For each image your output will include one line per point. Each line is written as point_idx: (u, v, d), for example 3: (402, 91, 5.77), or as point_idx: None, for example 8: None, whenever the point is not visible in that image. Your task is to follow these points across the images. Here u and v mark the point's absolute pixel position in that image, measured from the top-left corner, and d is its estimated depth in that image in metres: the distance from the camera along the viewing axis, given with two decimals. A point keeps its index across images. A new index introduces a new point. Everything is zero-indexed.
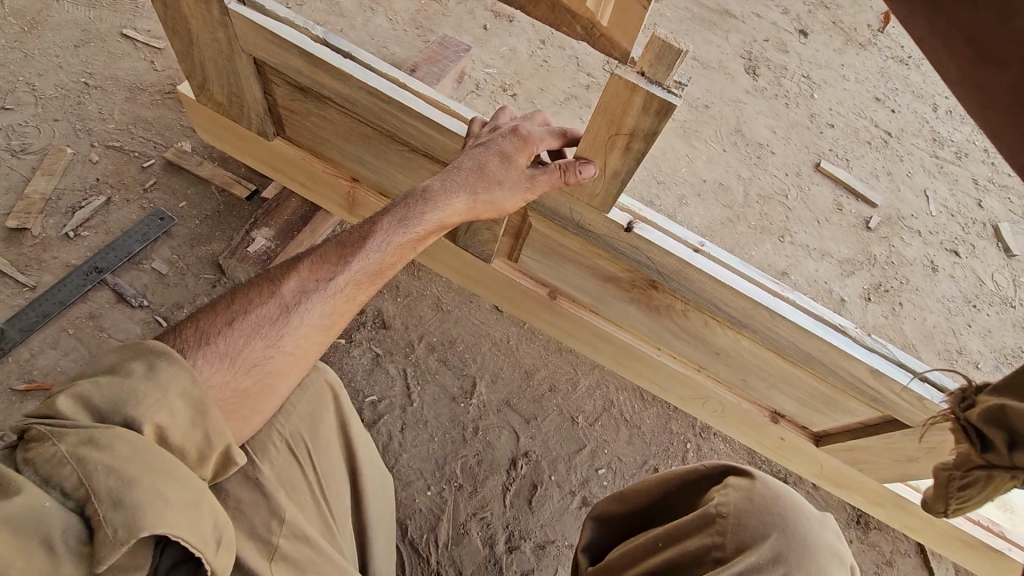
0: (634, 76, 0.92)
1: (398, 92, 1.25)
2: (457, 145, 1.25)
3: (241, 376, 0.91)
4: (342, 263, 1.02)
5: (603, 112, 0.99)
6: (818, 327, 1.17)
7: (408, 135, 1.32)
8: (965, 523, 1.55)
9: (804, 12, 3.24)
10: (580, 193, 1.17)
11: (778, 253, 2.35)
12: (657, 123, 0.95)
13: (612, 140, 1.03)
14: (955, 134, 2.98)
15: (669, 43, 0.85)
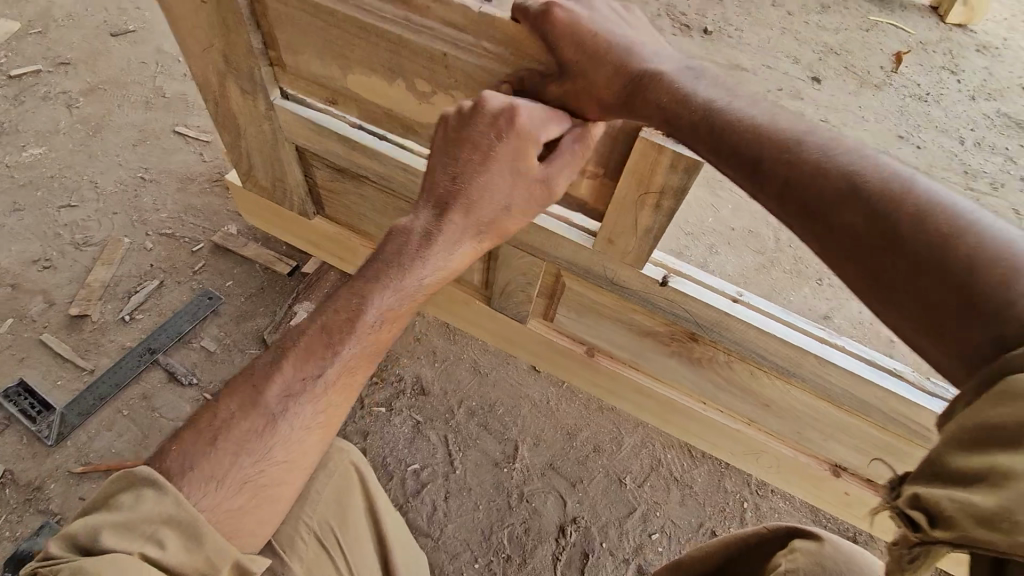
0: (659, 136, 0.94)
1: None
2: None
3: (237, 495, 0.87)
4: (331, 353, 0.95)
5: (631, 170, 1.01)
6: (873, 372, 1.13)
7: None
8: None
9: (814, 60, 3.33)
10: (613, 252, 1.19)
11: (818, 297, 2.30)
12: (687, 178, 0.97)
13: (642, 198, 1.05)
14: (986, 166, 2.93)
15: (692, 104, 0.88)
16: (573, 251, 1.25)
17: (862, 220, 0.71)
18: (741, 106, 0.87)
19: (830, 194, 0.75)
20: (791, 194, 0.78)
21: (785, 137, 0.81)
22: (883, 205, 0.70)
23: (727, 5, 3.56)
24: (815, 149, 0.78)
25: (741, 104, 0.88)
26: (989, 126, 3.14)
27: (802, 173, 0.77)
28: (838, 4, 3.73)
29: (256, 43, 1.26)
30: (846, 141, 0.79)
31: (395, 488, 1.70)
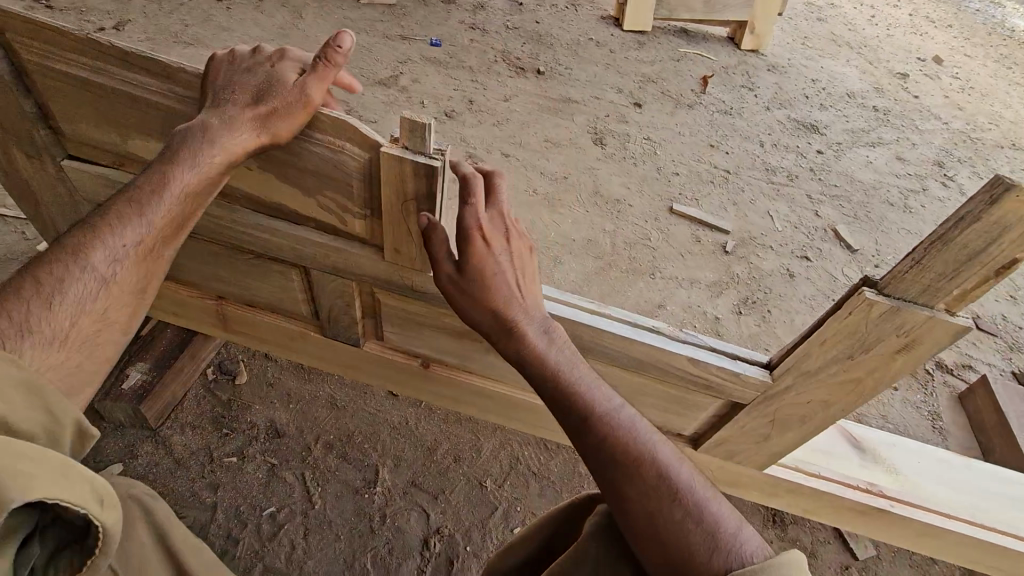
0: (398, 149, 1.14)
1: (226, 206, 1.41)
2: (288, 239, 1.41)
3: (67, 349, 1.00)
4: (140, 219, 1.09)
5: (388, 184, 1.20)
6: (632, 331, 1.32)
7: (248, 242, 1.46)
8: (847, 490, 1.65)
9: (635, 88, 3.78)
10: (401, 260, 1.36)
11: (651, 290, 2.56)
12: (430, 183, 1.15)
13: (405, 207, 1.23)
14: (783, 161, 3.43)
15: (414, 119, 1.10)
16: (371, 263, 1.39)
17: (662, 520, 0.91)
18: (570, 372, 1.09)
19: (632, 484, 0.95)
20: (604, 464, 0.99)
21: (604, 419, 1.02)
22: (675, 509, 0.92)
23: (557, 49, 3.99)
24: (627, 439, 0.99)
25: (571, 367, 1.10)
26: (782, 130, 3.69)
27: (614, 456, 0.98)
28: (652, 41, 4.29)
29: (31, 110, 1.32)
30: (646, 434, 1.01)
31: (250, 534, 1.66)
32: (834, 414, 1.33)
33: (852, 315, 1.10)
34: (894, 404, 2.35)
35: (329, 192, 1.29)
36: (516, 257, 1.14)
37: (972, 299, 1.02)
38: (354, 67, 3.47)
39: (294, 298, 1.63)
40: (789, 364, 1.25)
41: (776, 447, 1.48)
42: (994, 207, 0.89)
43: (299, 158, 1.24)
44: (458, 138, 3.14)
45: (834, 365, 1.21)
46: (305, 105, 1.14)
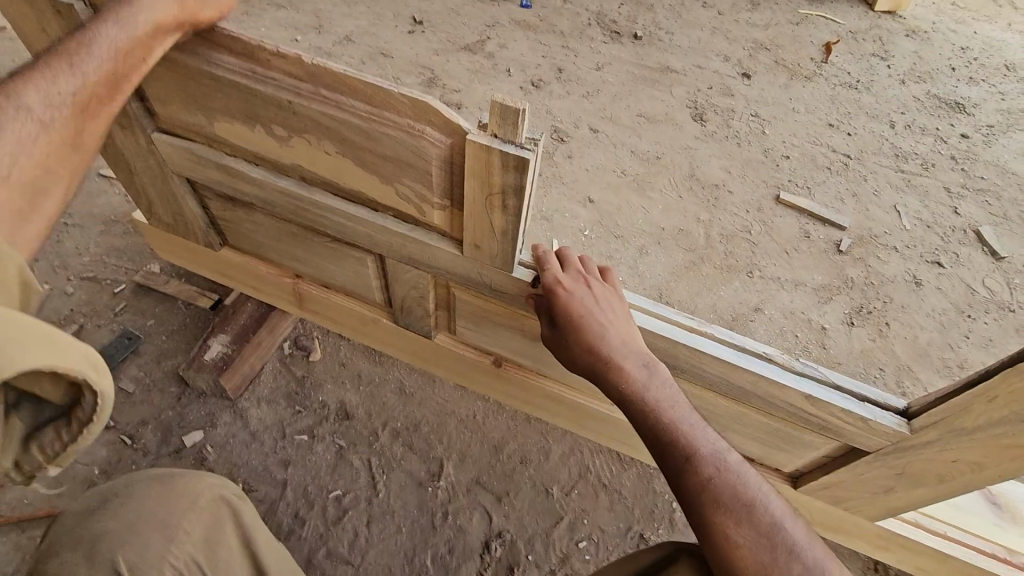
0: (487, 138, 1.00)
1: (303, 188, 1.34)
2: (364, 227, 1.33)
3: None
4: None
5: (472, 175, 1.07)
6: (739, 357, 1.13)
7: (324, 226, 1.40)
8: (977, 557, 1.40)
9: (745, 57, 3.38)
10: (480, 257, 1.24)
11: (748, 290, 2.30)
12: (520, 177, 1.03)
13: (489, 200, 1.10)
14: (918, 147, 2.95)
15: (506, 103, 0.95)
16: (448, 258, 1.29)
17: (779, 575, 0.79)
18: (669, 407, 0.95)
19: (743, 533, 0.82)
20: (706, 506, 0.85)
21: (709, 459, 0.89)
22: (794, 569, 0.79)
23: (658, 10, 3.63)
24: (737, 485, 0.86)
25: (670, 402, 0.96)
26: (920, 108, 3.18)
27: (724, 503, 0.84)
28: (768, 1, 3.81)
29: None
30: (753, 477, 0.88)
31: (316, 516, 1.68)
32: (987, 478, 1.09)
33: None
34: None
35: (408, 181, 1.18)
36: (607, 294, 1.08)
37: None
38: (440, 31, 3.33)
39: (367, 285, 1.57)
40: (937, 417, 1.02)
41: (898, 502, 1.25)
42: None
43: (376, 144, 1.13)
44: (545, 110, 2.94)
45: (1004, 427, 0.97)
46: (387, 88, 1.03)
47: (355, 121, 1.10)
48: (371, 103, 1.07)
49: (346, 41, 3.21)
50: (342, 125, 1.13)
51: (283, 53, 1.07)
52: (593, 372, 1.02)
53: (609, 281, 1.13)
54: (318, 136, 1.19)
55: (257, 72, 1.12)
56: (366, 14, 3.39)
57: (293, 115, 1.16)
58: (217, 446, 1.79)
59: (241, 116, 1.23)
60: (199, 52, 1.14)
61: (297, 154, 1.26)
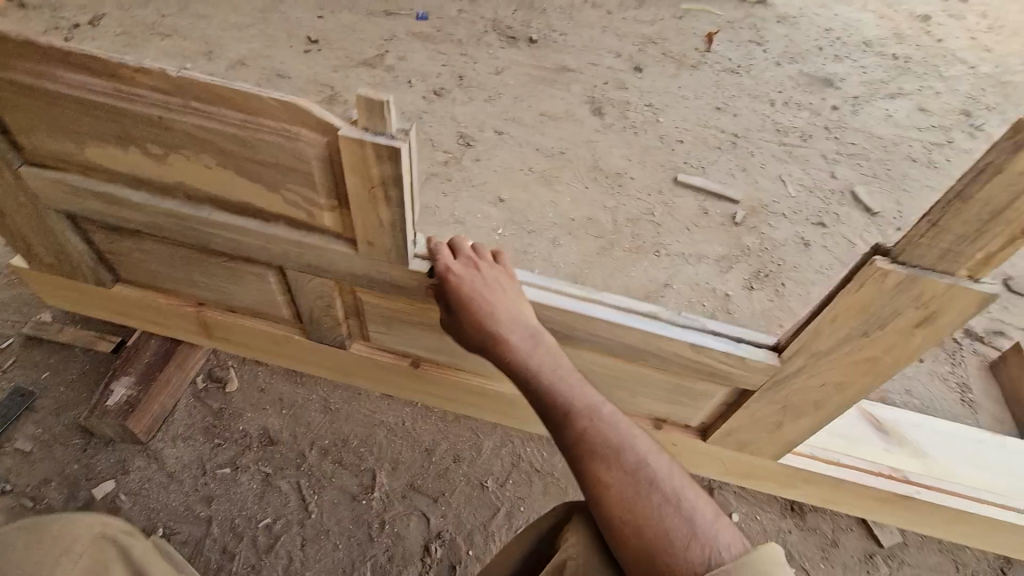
0: (358, 132, 1.03)
1: (190, 207, 1.31)
2: (257, 239, 1.31)
3: None
4: None
5: (352, 171, 1.09)
6: (626, 317, 1.21)
7: (218, 245, 1.37)
8: (868, 478, 1.54)
9: (635, 51, 3.57)
10: (376, 253, 1.26)
11: (656, 268, 2.43)
12: (396, 166, 1.06)
13: (373, 195, 1.13)
14: (795, 121, 3.22)
15: (370, 96, 0.98)
16: (345, 261, 1.30)
17: (642, 507, 0.83)
18: (550, 369, 1.00)
19: (611, 474, 0.87)
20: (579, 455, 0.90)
21: (583, 414, 0.93)
22: (656, 502, 0.83)
23: (550, 14, 3.78)
24: (609, 432, 0.91)
25: (551, 367, 1.01)
26: (794, 86, 3.47)
27: (596, 450, 0.89)
28: None
29: None
30: (625, 424, 0.93)
31: (246, 547, 1.63)
32: (853, 394, 1.21)
33: (863, 287, 0.98)
34: (917, 375, 2.22)
35: (293, 185, 1.18)
36: (495, 275, 1.13)
37: (998, 264, 0.89)
38: (337, 48, 3.31)
39: (273, 301, 1.55)
40: (797, 346, 1.13)
41: (789, 436, 1.37)
42: (1021, 154, 0.75)
43: (256, 151, 1.13)
44: (449, 117, 2.99)
45: (848, 345, 1.09)
46: (256, 93, 1.03)
47: (231, 129, 1.10)
48: (242, 110, 1.07)
49: (239, 66, 3.13)
50: (217, 135, 1.12)
51: (145, 69, 1.04)
52: (482, 349, 1.07)
53: (500, 263, 1.16)
54: (195, 149, 1.17)
55: (122, 90, 1.10)
56: (258, 37, 3.32)
57: (167, 131, 1.14)
58: (131, 494, 1.70)
59: (112, 138, 1.19)
60: (59, 74, 1.11)
61: (178, 171, 1.24)
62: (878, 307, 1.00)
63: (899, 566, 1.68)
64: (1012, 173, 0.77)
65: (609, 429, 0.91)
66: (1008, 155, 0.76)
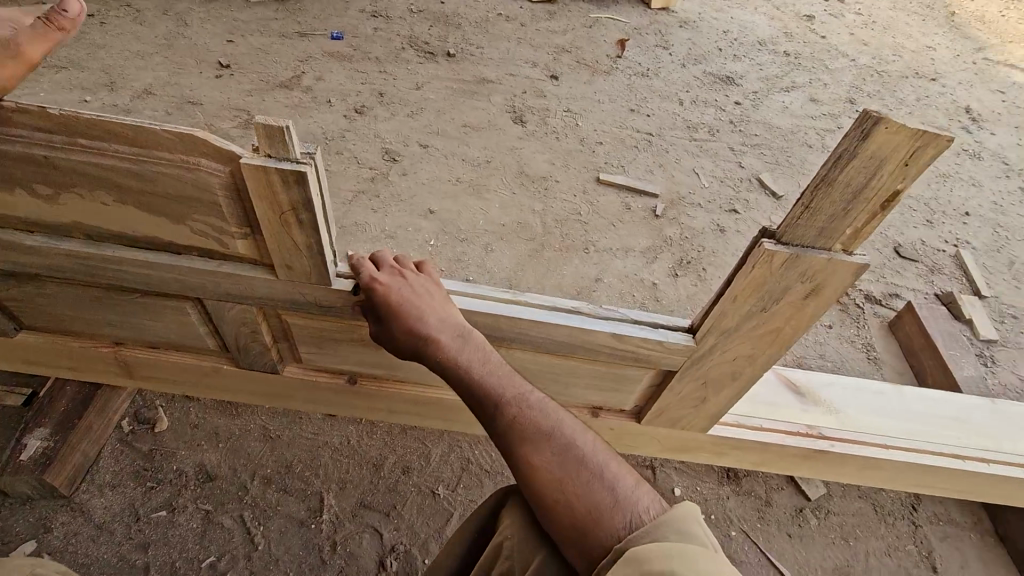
0: (261, 159, 1.03)
1: (92, 245, 1.26)
2: (169, 273, 1.28)
3: None
4: None
5: (259, 198, 1.09)
6: (550, 314, 1.27)
7: (127, 283, 1.32)
8: (788, 440, 1.66)
9: (550, 60, 3.70)
10: (295, 275, 1.26)
11: (586, 265, 2.52)
12: (304, 190, 1.07)
13: (284, 218, 1.13)
14: (704, 117, 3.44)
15: (268, 124, 0.98)
16: (265, 284, 1.29)
17: (570, 483, 0.93)
18: (480, 365, 1.05)
19: (541, 457, 0.95)
20: (512, 441, 0.97)
21: (514, 404, 1.00)
22: (583, 477, 0.93)
23: (465, 28, 3.86)
24: (538, 418, 0.98)
25: (480, 362, 1.06)
26: (700, 85, 3.70)
27: (527, 437, 0.97)
28: (562, 9, 4.21)
29: None
30: (552, 409, 1.00)
31: None
32: (762, 364, 1.32)
33: (757, 268, 1.07)
34: (830, 342, 2.41)
35: (200, 216, 1.16)
36: (421, 280, 1.15)
37: (865, 237, 1.00)
38: (250, 72, 3.25)
39: (196, 332, 1.50)
40: (708, 326, 1.22)
41: (713, 407, 1.47)
42: (868, 140, 0.85)
43: (155, 184, 1.11)
44: (372, 134, 2.99)
45: (752, 320, 1.19)
46: (147, 127, 1.01)
47: (127, 164, 1.07)
48: (136, 145, 1.04)
49: (146, 94, 3.01)
50: (113, 171, 1.09)
51: (24, 108, 1.00)
52: (413, 352, 1.10)
53: (425, 271, 1.19)
54: (90, 186, 1.13)
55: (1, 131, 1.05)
56: (164, 64, 3.21)
57: (57, 169, 1.10)
58: (55, 552, 1.59)
59: None
60: None
61: (74, 210, 1.19)
62: (771, 285, 1.10)
63: (826, 515, 1.90)
64: (864, 156, 0.87)
65: (538, 416, 0.99)
66: (859, 141, 0.86)
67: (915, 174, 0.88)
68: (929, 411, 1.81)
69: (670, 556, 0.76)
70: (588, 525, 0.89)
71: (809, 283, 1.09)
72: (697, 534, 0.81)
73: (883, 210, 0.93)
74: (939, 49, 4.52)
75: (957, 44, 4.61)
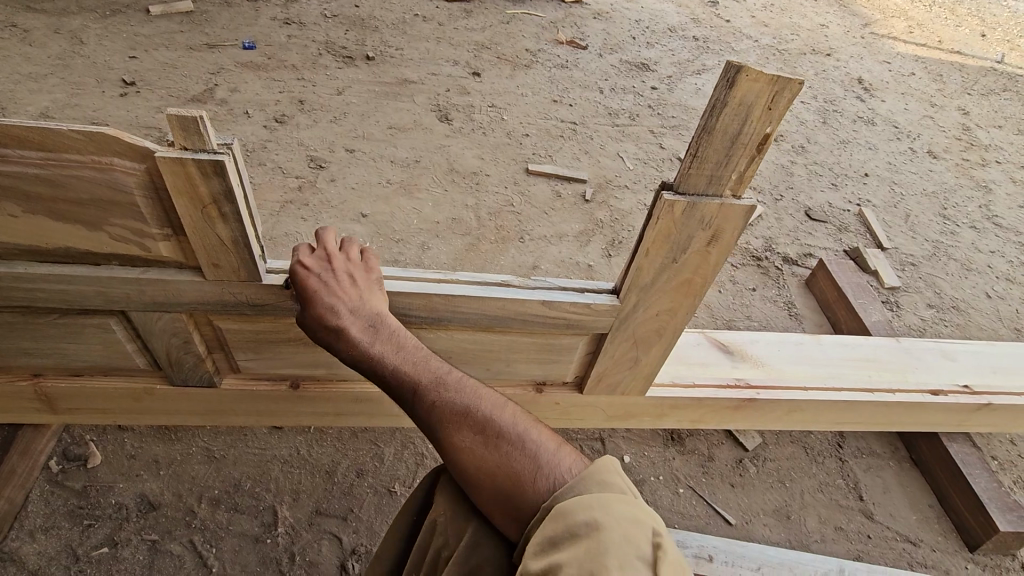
0: (177, 153, 1.02)
1: (3, 265, 1.20)
2: (88, 284, 1.22)
3: None
4: None
5: (178, 194, 1.07)
6: (483, 289, 1.31)
7: (44, 302, 1.26)
8: (720, 392, 1.77)
9: (471, 58, 3.74)
10: (224, 274, 1.24)
11: (523, 253, 2.58)
12: (224, 180, 1.06)
13: (206, 213, 1.11)
14: (623, 103, 3.57)
15: (181, 115, 0.97)
16: (193, 289, 1.26)
17: (496, 459, 0.97)
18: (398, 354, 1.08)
19: (465, 436, 0.99)
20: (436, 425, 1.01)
21: (433, 389, 1.03)
22: (510, 451, 0.97)
23: (382, 31, 3.85)
24: (462, 401, 1.02)
25: (400, 351, 1.09)
26: (617, 73, 3.84)
27: (450, 419, 1.00)
28: (478, 8, 4.26)
29: None
30: (473, 389, 1.04)
31: None
32: (682, 316, 1.43)
33: (662, 220, 1.17)
34: (755, 303, 2.58)
35: (117, 220, 1.13)
36: (346, 271, 1.16)
37: (748, 180, 1.12)
38: (158, 88, 3.11)
39: (122, 353, 1.45)
40: (628, 284, 1.31)
41: (646, 367, 1.57)
42: (733, 89, 0.95)
43: (68, 190, 1.07)
44: (295, 142, 2.93)
45: (667, 272, 1.29)
46: (53, 129, 0.98)
47: (36, 171, 1.04)
48: (43, 148, 1.01)
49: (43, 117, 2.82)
50: (20, 179, 1.05)
51: None
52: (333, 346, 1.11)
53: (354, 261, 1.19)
54: None
55: None
56: (61, 86, 3.02)
57: None
58: None
59: None
60: None
61: None
62: (675, 236, 1.21)
63: (763, 462, 2.05)
64: (733, 104, 0.97)
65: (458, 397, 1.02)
66: (727, 90, 0.96)
67: (779, 117, 1.00)
68: (840, 350, 1.99)
69: (591, 506, 0.82)
70: (515, 493, 0.94)
71: (709, 230, 1.20)
72: (617, 484, 0.88)
73: (759, 152, 1.05)
74: (831, 26, 4.88)
75: (846, 22, 4.99)
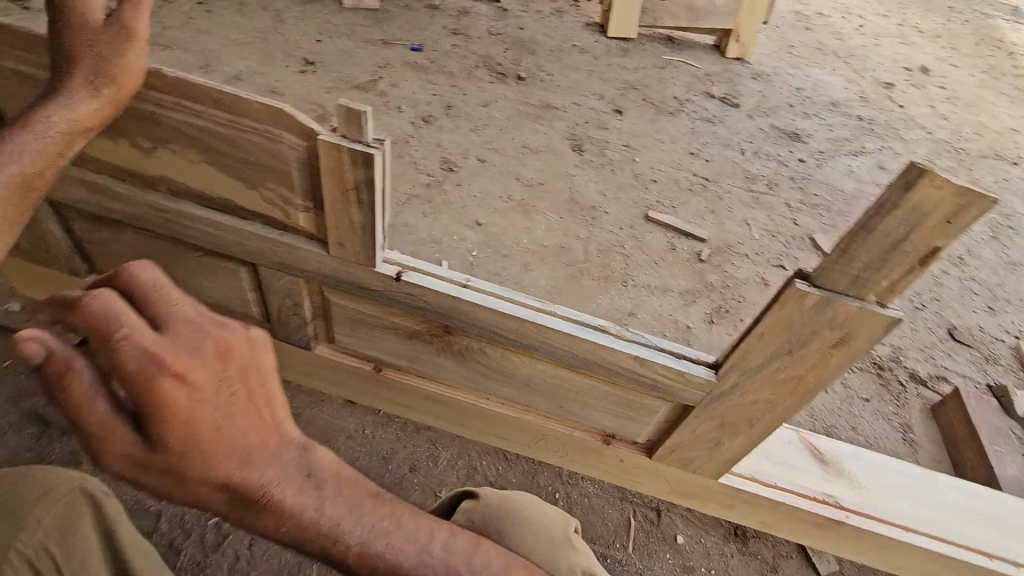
0: (336, 138, 1.11)
1: (173, 201, 1.37)
2: (233, 234, 1.37)
3: None
4: None
5: (328, 175, 1.17)
6: (577, 328, 1.30)
7: (195, 240, 1.43)
8: (803, 503, 1.61)
9: (617, 96, 3.77)
10: (346, 255, 1.33)
11: (622, 298, 2.53)
12: (368, 171, 1.14)
13: (346, 197, 1.20)
14: (763, 170, 3.41)
15: (350, 106, 1.06)
16: (316, 259, 1.37)
17: None
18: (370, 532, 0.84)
19: None
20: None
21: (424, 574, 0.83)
22: None
23: (539, 55, 3.99)
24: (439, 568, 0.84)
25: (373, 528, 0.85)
26: (764, 138, 3.68)
27: None
28: (636, 49, 4.29)
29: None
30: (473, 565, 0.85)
31: None
32: (781, 414, 1.31)
33: (786, 307, 1.09)
34: (865, 415, 2.32)
35: (271, 184, 1.25)
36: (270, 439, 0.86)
37: (901, 291, 1.01)
38: (332, 71, 3.45)
39: (243, 300, 1.60)
40: (729, 363, 1.23)
41: (726, 453, 1.46)
42: (910, 193, 0.87)
43: (240, 151, 1.21)
44: (434, 143, 3.11)
45: (777, 362, 1.20)
46: (243, 96, 1.12)
47: (221, 129, 1.18)
48: (231, 112, 1.15)
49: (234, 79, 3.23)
50: (206, 132, 1.20)
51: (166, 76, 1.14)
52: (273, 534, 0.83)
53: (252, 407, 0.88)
54: (182, 143, 1.24)
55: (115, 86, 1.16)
56: (256, 55, 3.45)
57: (159, 125, 1.23)
58: None
59: (109, 129, 1.28)
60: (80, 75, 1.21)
61: (166, 165, 1.31)
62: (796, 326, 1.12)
63: None
64: (905, 208, 0.88)
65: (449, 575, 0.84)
66: (903, 191, 0.87)
67: (957, 233, 0.89)
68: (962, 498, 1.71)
69: None
70: None
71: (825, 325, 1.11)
72: None
73: (922, 265, 0.94)
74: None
75: None
